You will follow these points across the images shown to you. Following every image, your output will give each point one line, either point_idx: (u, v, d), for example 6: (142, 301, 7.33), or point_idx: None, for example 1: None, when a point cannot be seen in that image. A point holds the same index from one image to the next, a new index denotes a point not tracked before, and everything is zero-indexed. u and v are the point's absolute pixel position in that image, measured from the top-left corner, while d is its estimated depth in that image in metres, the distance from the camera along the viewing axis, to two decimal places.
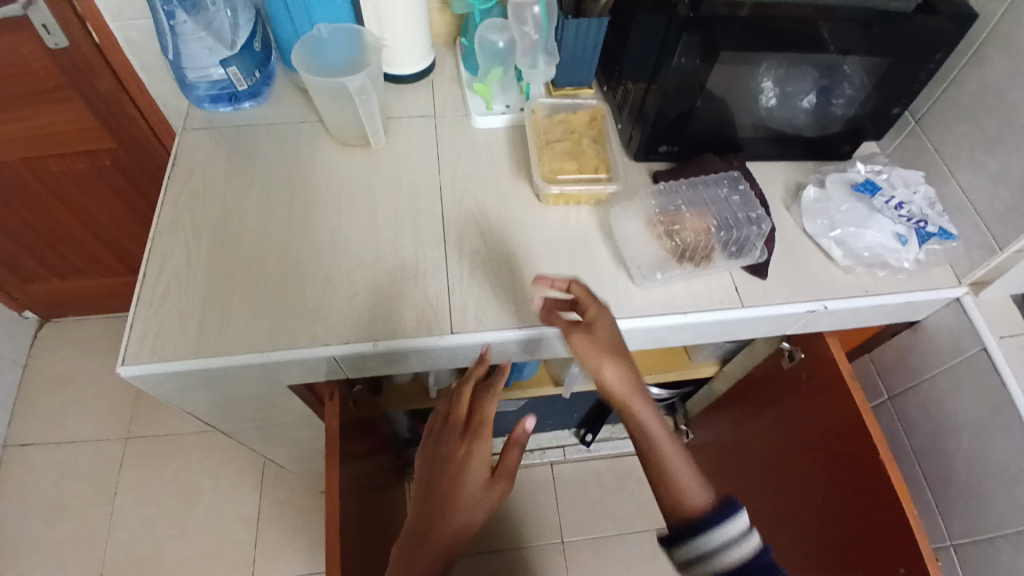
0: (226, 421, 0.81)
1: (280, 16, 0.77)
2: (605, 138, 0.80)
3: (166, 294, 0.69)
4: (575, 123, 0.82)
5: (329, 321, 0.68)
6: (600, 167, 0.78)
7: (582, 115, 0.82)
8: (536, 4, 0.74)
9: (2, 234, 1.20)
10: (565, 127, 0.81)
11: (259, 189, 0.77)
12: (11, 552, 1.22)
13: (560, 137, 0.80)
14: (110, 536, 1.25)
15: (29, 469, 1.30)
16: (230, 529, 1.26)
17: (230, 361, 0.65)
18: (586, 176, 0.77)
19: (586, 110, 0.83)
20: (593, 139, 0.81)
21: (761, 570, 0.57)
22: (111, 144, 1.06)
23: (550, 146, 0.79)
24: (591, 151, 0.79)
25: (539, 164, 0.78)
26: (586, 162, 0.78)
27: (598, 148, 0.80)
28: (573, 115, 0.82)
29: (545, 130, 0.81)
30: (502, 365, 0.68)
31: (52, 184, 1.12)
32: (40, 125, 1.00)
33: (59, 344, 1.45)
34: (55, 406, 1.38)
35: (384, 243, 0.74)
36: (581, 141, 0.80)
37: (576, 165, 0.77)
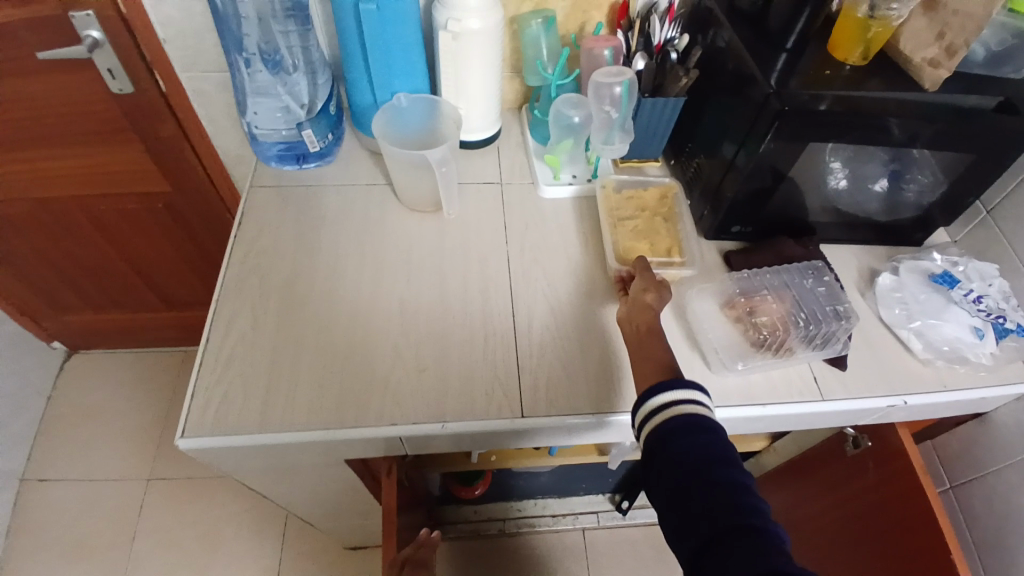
0: (275, 485, 0.78)
1: (361, 81, 0.77)
2: (677, 218, 0.80)
3: (230, 358, 0.68)
4: (647, 200, 0.81)
5: (397, 396, 0.66)
6: (674, 249, 0.77)
7: (653, 192, 0.82)
8: (619, 84, 0.73)
9: (41, 266, 1.18)
10: (637, 204, 0.81)
11: (327, 253, 0.76)
12: None
13: (632, 214, 0.80)
14: None
15: (46, 505, 1.27)
16: None
17: (292, 437, 0.63)
18: (659, 259, 0.76)
19: (656, 187, 0.83)
20: (666, 219, 0.80)
21: (678, 437, 0.50)
22: (166, 187, 1.03)
23: (623, 223, 0.79)
24: (665, 231, 0.78)
25: (613, 241, 0.77)
26: (659, 243, 0.77)
27: (671, 229, 0.79)
28: (644, 191, 0.82)
29: (616, 206, 0.80)
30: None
31: (99, 222, 1.09)
32: (94, 163, 0.97)
33: (85, 376, 1.43)
34: (77, 440, 1.34)
35: (453, 314, 0.72)
36: (655, 220, 0.79)
37: (650, 246, 0.77)
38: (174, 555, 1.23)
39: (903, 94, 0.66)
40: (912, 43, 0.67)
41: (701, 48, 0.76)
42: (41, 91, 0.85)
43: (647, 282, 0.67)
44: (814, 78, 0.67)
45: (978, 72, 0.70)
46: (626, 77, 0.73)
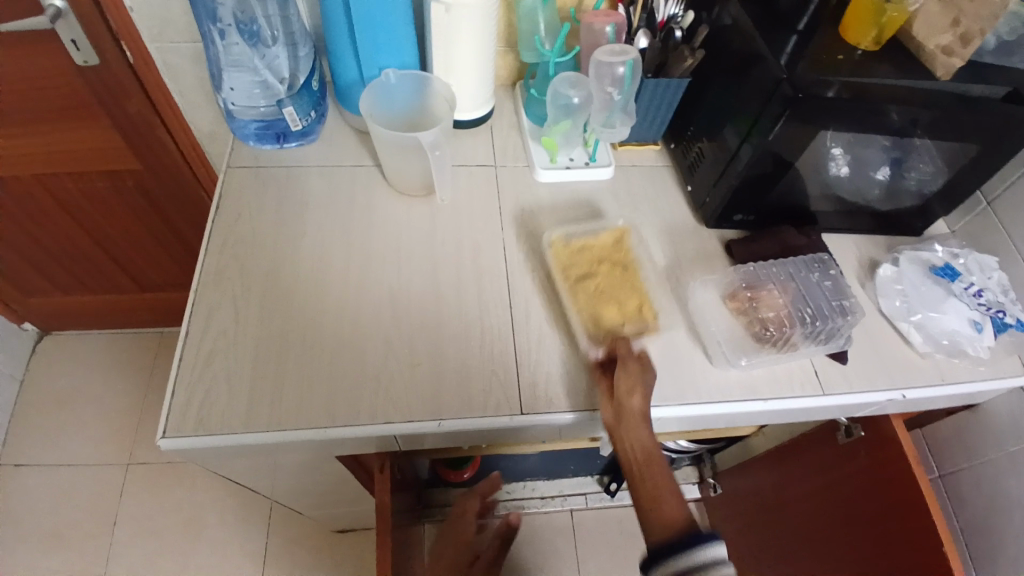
0: (261, 480, 0.76)
1: (345, 56, 0.72)
2: (636, 266, 0.72)
3: (211, 354, 0.64)
4: (602, 250, 0.73)
5: (389, 394, 0.63)
6: (645, 310, 0.69)
7: (609, 239, 0.74)
8: (622, 64, 0.69)
9: (6, 247, 1.12)
10: (589, 259, 0.72)
11: (312, 240, 0.73)
12: None
13: (589, 273, 0.70)
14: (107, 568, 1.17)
15: (22, 492, 1.23)
16: (237, 567, 1.20)
17: (280, 437, 0.60)
18: (630, 325, 0.68)
19: (608, 232, 0.74)
20: (625, 271, 0.71)
21: None
22: (137, 165, 0.97)
23: (581, 284, 0.69)
24: (628, 287, 0.70)
25: (575, 312, 0.68)
26: (626, 305, 0.69)
27: (634, 285, 0.70)
28: (596, 239, 0.74)
29: (569, 263, 0.71)
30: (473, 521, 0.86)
31: (66, 202, 1.03)
32: (58, 140, 0.91)
33: (58, 359, 1.38)
34: (51, 426, 1.30)
35: (447, 306, 0.69)
36: (615, 273, 0.71)
37: (618, 313, 0.68)
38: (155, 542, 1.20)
39: (912, 82, 0.63)
40: (926, 27, 0.64)
41: (705, 27, 0.72)
42: None
43: (633, 379, 0.60)
44: (824, 62, 0.63)
45: (988, 60, 0.67)
46: (630, 56, 0.69)
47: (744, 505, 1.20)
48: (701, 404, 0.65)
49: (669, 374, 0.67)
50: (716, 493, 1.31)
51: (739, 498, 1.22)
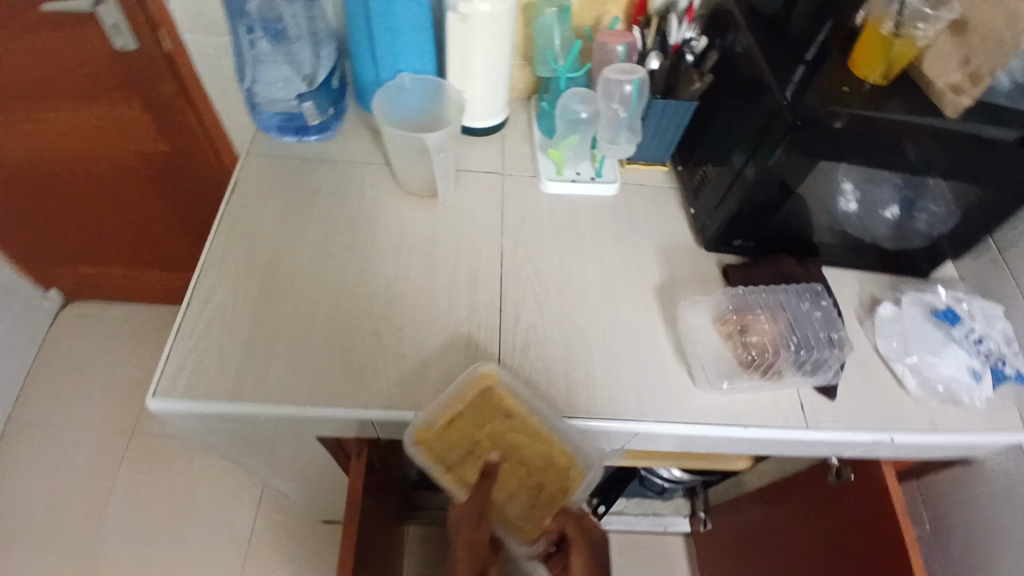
0: (245, 458, 0.77)
1: (364, 57, 0.75)
2: (515, 416, 0.65)
3: (209, 326, 0.67)
4: (475, 416, 0.64)
5: (371, 382, 0.64)
6: (558, 460, 0.64)
7: (484, 399, 0.65)
8: (630, 83, 0.71)
9: (39, 216, 1.17)
10: (463, 445, 0.64)
11: (317, 228, 0.75)
12: None
13: (473, 460, 0.64)
14: (98, 532, 1.20)
15: (27, 450, 1.27)
16: (222, 545, 1.21)
17: (261, 412, 0.62)
18: (551, 485, 0.64)
19: (473, 392, 0.65)
20: (509, 435, 0.64)
21: None
22: (166, 147, 1.02)
23: (473, 468, 0.63)
24: (520, 446, 0.64)
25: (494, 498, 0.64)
26: (531, 470, 0.64)
27: (527, 449, 0.64)
28: (460, 406, 0.64)
29: (447, 450, 0.63)
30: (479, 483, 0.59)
31: (97, 177, 1.08)
32: (93, 118, 0.96)
33: (78, 327, 1.43)
34: (63, 390, 1.35)
35: (439, 305, 0.71)
36: (500, 436, 0.64)
37: (532, 489, 0.64)
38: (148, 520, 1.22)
39: (923, 117, 0.62)
40: (939, 67, 0.64)
41: (716, 52, 0.74)
42: (43, 41, 0.84)
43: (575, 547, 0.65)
44: (831, 93, 0.63)
45: (1003, 103, 0.66)
46: (639, 75, 0.71)
47: (731, 542, 1.18)
48: (681, 424, 0.65)
49: (653, 392, 0.67)
50: (706, 528, 1.29)
51: (727, 534, 1.20)
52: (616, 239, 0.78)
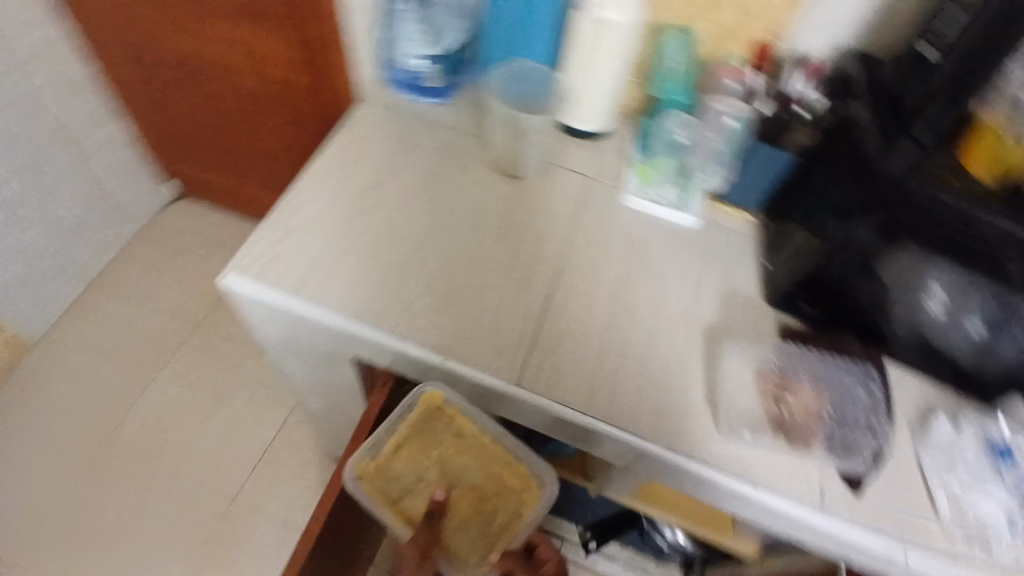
0: (283, 364, 0.83)
1: (494, 37, 0.80)
2: (462, 438, 0.75)
3: (294, 227, 0.73)
4: (421, 442, 0.76)
5: (412, 318, 0.68)
6: (508, 479, 0.75)
7: (432, 421, 0.75)
8: (733, 118, 0.75)
9: (182, 113, 1.31)
10: (411, 471, 0.75)
11: (411, 175, 0.81)
12: (64, 369, 1.32)
13: (421, 485, 0.75)
14: (142, 396, 1.32)
15: (109, 306, 1.41)
16: (240, 445, 1.28)
17: (313, 312, 0.67)
18: (501, 509, 0.74)
19: (417, 413, 0.75)
20: (455, 457, 0.75)
21: None
22: (302, 81, 1.10)
23: (422, 492, 0.74)
24: (465, 471, 0.75)
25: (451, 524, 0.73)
26: (480, 492, 0.74)
27: (472, 470, 0.75)
28: (406, 430, 0.75)
29: (401, 474, 0.75)
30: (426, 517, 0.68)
31: (238, 91, 1.20)
32: (253, 38, 1.06)
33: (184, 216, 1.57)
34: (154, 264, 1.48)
35: (493, 276, 0.73)
36: (444, 462, 0.75)
37: (480, 512, 0.74)
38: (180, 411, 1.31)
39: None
40: None
41: (825, 103, 0.72)
42: None
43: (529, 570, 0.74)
44: (935, 180, 0.62)
45: None
46: (744, 112, 0.74)
47: None
48: (688, 458, 0.65)
49: (671, 418, 0.67)
50: None
51: None
52: (681, 273, 0.78)
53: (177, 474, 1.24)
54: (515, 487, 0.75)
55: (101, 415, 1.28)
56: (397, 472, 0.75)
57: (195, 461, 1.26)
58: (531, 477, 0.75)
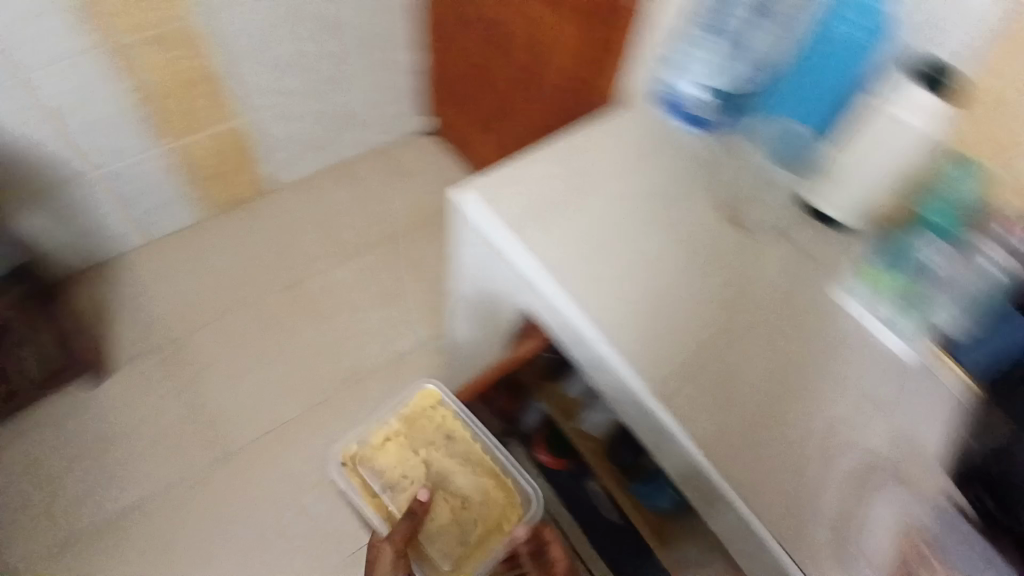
0: (458, 286, 0.91)
1: (779, 95, 0.82)
2: (452, 439, 0.89)
3: (529, 175, 0.80)
4: (411, 435, 0.88)
5: (585, 294, 0.71)
6: (490, 487, 0.87)
7: (421, 420, 0.90)
8: (999, 271, 0.63)
9: (460, 63, 1.46)
10: (397, 463, 0.86)
11: (641, 179, 0.82)
12: (283, 222, 1.56)
13: (406, 480, 0.85)
14: (323, 272, 1.51)
15: (334, 189, 1.62)
16: (372, 348, 1.42)
17: (508, 246, 0.74)
18: (490, 516, 0.86)
19: (414, 405, 0.90)
20: (441, 459, 0.87)
21: None
22: (568, 72, 1.16)
23: (406, 483, 0.85)
24: (452, 470, 0.86)
25: (434, 521, 0.84)
26: (463, 497, 0.86)
27: (457, 474, 0.86)
28: (401, 424, 0.89)
29: (390, 467, 0.86)
30: (411, 512, 0.80)
31: (511, 59, 1.30)
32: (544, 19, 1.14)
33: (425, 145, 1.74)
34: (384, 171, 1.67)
35: (672, 302, 0.73)
36: (432, 458, 0.87)
37: (460, 515, 0.85)
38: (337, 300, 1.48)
39: None
40: None
41: None
42: None
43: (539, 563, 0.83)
44: None
45: None
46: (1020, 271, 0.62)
47: None
48: (783, 554, 0.62)
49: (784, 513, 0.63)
50: None
51: None
52: (880, 411, 0.68)
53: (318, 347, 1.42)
54: (498, 499, 0.86)
55: (289, 269, 1.50)
56: (386, 463, 0.87)
57: (335, 344, 1.42)
58: (515, 492, 0.87)
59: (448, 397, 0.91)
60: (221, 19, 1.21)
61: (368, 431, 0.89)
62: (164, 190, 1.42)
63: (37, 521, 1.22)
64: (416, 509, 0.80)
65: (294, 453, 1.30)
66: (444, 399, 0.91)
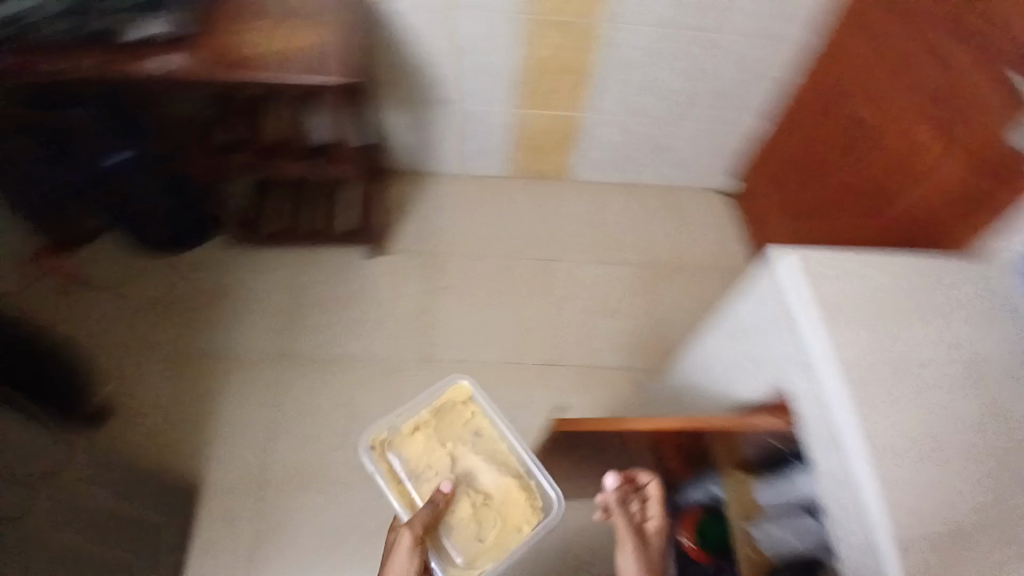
0: (716, 333, 0.90)
1: None
2: (481, 435, 0.96)
3: (858, 275, 0.76)
4: (442, 424, 0.96)
5: (869, 414, 0.66)
6: (514, 490, 0.91)
7: (453, 414, 0.97)
8: None
9: (802, 150, 1.46)
10: (425, 453, 0.93)
11: (976, 340, 0.74)
12: (565, 208, 1.71)
13: (430, 470, 0.92)
14: (574, 264, 1.62)
15: (620, 203, 1.73)
16: (580, 348, 1.51)
17: (811, 328, 0.71)
18: (518, 518, 0.89)
19: (446, 397, 0.98)
20: (466, 453, 0.94)
21: None
22: (921, 204, 1.11)
23: (433, 472, 0.92)
24: (480, 466, 0.92)
25: (454, 515, 0.89)
26: (486, 495, 0.91)
27: (483, 470, 0.92)
28: (428, 413, 0.96)
29: (417, 455, 0.93)
30: (432, 503, 0.86)
31: (861, 169, 1.27)
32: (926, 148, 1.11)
33: (717, 205, 1.77)
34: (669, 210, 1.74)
35: (955, 474, 0.65)
36: (457, 451, 0.94)
37: (482, 511, 0.89)
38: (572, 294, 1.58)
39: None
40: None
41: None
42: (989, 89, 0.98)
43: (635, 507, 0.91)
44: None
45: None
46: None
47: None
48: None
49: None
50: None
51: None
52: None
53: (538, 322, 1.54)
54: (520, 502, 0.90)
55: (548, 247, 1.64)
56: (413, 451, 0.93)
57: (552, 327, 1.53)
58: (532, 490, 0.92)
59: (480, 395, 0.99)
60: (622, 31, 1.33)
61: (400, 427, 0.96)
62: (496, 141, 1.64)
63: (283, 328, 1.52)
64: (436, 501, 0.87)
65: (474, 392, 1.43)
66: (475, 398, 0.99)
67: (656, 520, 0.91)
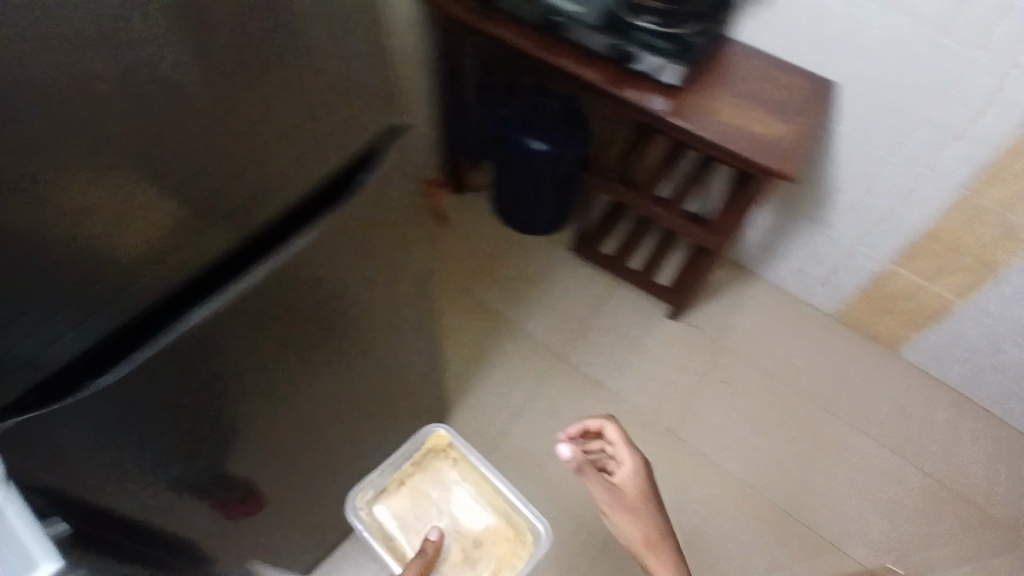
0: None
1: None
2: (460, 474, 1.24)
3: None
4: (427, 473, 1.24)
5: None
6: (506, 534, 1.19)
7: (437, 460, 1.25)
8: None
9: None
10: (417, 502, 1.20)
11: None
12: (872, 373, 1.59)
13: (422, 521, 1.19)
14: (850, 431, 1.52)
15: (930, 401, 1.57)
16: (816, 513, 1.42)
17: None
18: (513, 554, 1.18)
19: (426, 441, 1.24)
20: (449, 496, 1.22)
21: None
22: None
23: (416, 517, 1.19)
24: (480, 519, 1.20)
25: (456, 558, 1.16)
26: (473, 539, 1.19)
27: (479, 522, 1.20)
28: (401, 462, 1.24)
29: (387, 493, 1.21)
30: (426, 549, 1.09)
31: None
32: None
33: None
34: (983, 437, 1.53)
35: None
36: (424, 494, 1.21)
37: (472, 551, 1.17)
38: (844, 468, 1.48)
39: None
40: None
41: None
42: None
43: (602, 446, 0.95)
44: None
45: None
46: None
47: None
48: None
49: None
50: None
51: None
52: None
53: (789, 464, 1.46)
54: (511, 541, 1.19)
55: (833, 400, 1.55)
56: (407, 513, 1.20)
57: (799, 475, 1.46)
58: (510, 525, 1.20)
59: (458, 443, 1.26)
60: None
61: (388, 489, 1.21)
62: (851, 288, 1.56)
63: (567, 327, 1.56)
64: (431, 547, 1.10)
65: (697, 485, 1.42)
66: (453, 444, 1.25)
67: (627, 464, 0.91)
